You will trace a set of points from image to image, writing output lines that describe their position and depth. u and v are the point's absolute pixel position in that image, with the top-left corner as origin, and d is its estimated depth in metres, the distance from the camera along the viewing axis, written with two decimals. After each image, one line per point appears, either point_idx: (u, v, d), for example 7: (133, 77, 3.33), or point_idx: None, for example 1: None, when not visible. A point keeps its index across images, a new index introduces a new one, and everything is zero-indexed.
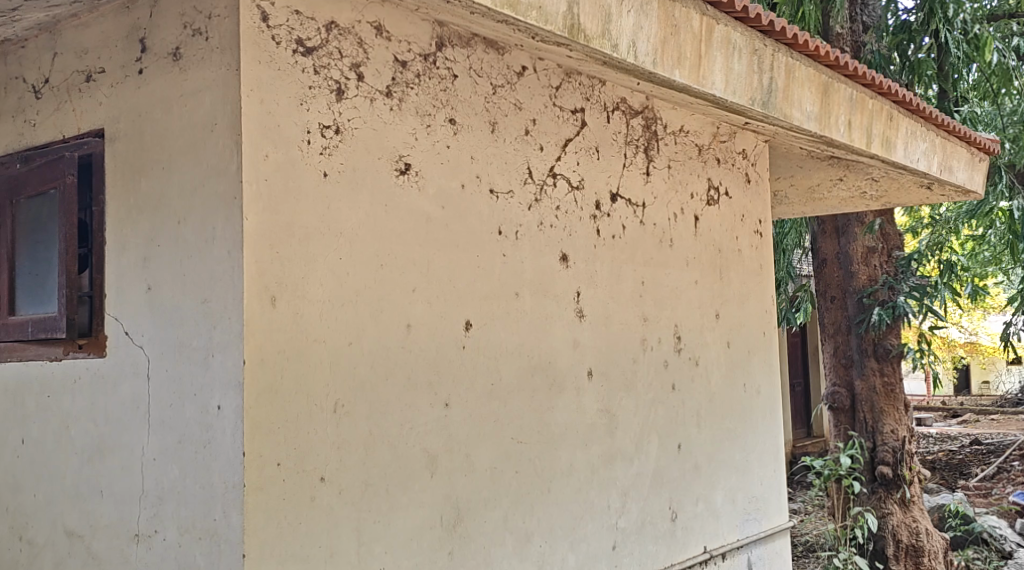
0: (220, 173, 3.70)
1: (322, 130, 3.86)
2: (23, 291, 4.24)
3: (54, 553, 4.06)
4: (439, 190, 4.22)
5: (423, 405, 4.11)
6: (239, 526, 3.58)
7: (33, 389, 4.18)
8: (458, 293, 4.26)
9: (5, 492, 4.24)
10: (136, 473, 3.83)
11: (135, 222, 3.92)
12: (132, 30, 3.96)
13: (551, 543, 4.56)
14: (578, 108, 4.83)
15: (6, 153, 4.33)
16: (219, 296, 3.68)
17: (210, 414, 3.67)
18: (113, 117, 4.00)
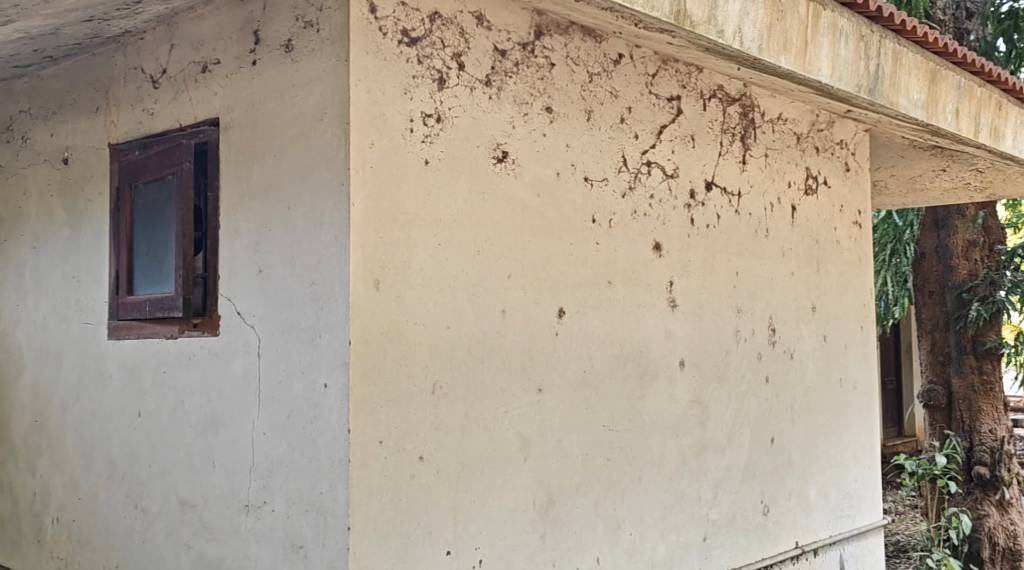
0: (328, 160, 3.82)
1: (424, 118, 3.96)
2: (140, 271, 4.43)
3: (167, 521, 4.23)
4: (536, 178, 4.29)
5: (516, 389, 4.19)
6: (345, 501, 3.70)
7: (150, 365, 4.36)
8: (553, 281, 4.33)
9: (121, 463, 4.44)
10: (247, 446, 3.99)
11: (247, 207, 4.07)
12: (247, 22, 4.10)
13: (641, 532, 4.61)
14: (674, 96, 4.86)
15: (128, 140, 4.53)
16: (326, 279, 3.80)
17: (317, 391, 3.80)
18: (228, 107, 4.15)
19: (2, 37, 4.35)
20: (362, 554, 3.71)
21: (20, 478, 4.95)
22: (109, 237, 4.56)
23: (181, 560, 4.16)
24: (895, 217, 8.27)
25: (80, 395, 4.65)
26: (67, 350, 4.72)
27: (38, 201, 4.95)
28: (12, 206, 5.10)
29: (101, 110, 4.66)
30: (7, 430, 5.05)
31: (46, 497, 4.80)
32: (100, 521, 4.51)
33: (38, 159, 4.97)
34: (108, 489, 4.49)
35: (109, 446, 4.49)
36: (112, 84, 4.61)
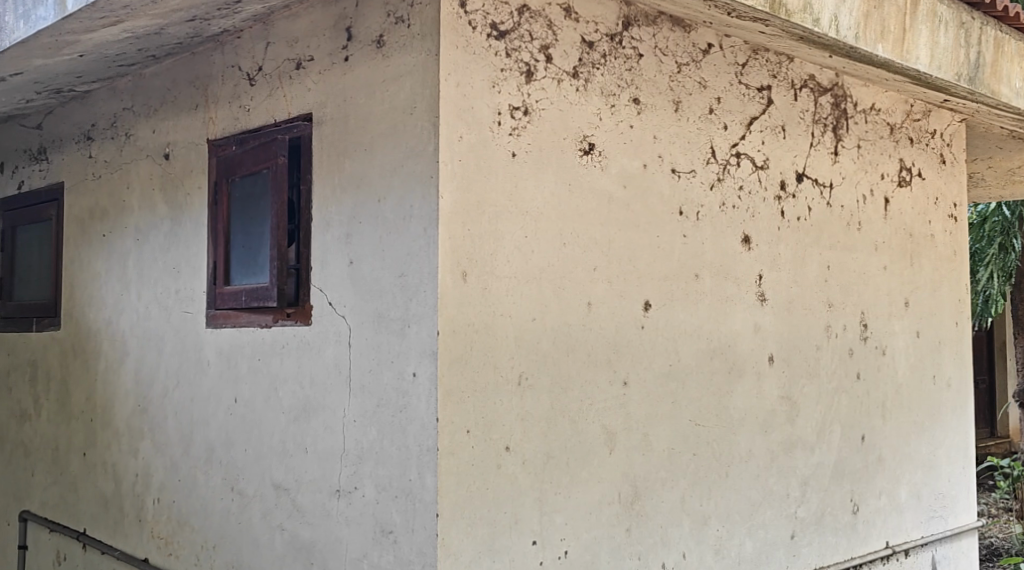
0: (418, 153, 3.88)
1: (511, 111, 4.00)
2: (237, 262, 4.55)
3: (262, 505, 4.33)
4: (623, 170, 4.30)
5: (602, 382, 4.20)
6: (433, 488, 3.75)
7: (246, 353, 4.46)
8: (639, 274, 4.33)
9: (218, 447, 4.56)
10: (338, 432, 4.07)
11: (339, 199, 4.14)
12: (340, 19, 4.18)
13: (728, 528, 4.58)
14: (764, 86, 4.81)
15: (225, 136, 4.65)
16: (415, 270, 3.85)
17: (406, 380, 3.86)
18: (321, 103, 4.23)
19: (109, 37, 4.49)
20: (450, 541, 3.76)
21: (122, 460, 5.10)
22: (207, 230, 4.69)
23: (275, 542, 4.26)
24: (1004, 209, 7.90)
25: (179, 381, 4.78)
26: (168, 336, 4.87)
27: (140, 195, 5.10)
28: (115, 200, 5.27)
29: (200, 107, 4.79)
30: (109, 413, 5.20)
31: (147, 478, 4.94)
32: (198, 502, 4.64)
33: (140, 155, 5.12)
34: (206, 472, 4.61)
35: (207, 429, 4.61)
36: (211, 82, 4.73)
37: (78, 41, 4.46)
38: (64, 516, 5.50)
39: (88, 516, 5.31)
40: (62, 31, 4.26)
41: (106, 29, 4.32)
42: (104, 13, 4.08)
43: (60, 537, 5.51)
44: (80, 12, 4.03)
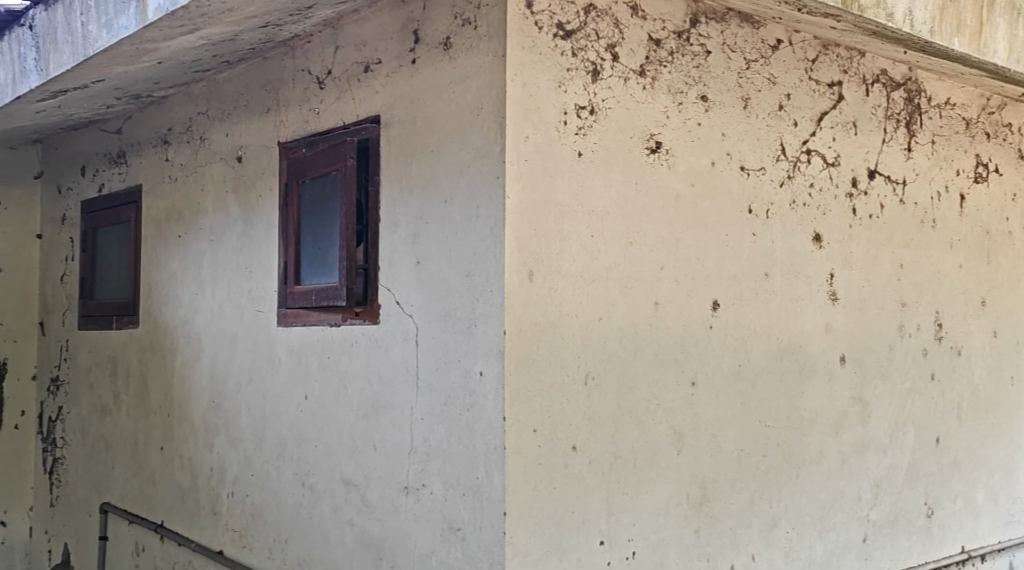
0: (485, 154, 3.89)
1: (578, 111, 3.99)
2: (307, 261, 4.60)
3: (332, 500, 4.38)
4: (691, 168, 4.27)
5: (670, 382, 4.17)
6: (501, 486, 3.76)
7: (316, 351, 4.51)
8: (707, 273, 4.30)
9: (289, 443, 4.61)
10: (406, 430, 4.09)
11: (406, 200, 4.17)
12: (408, 22, 4.21)
13: (799, 530, 4.53)
14: (835, 82, 4.75)
15: (295, 138, 4.71)
16: (482, 270, 3.87)
17: (473, 379, 3.87)
18: (389, 105, 4.27)
19: (186, 45, 4.57)
20: (518, 540, 3.76)
21: (198, 455, 5.19)
22: (278, 230, 4.76)
23: (346, 537, 4.30)
24: None
25: (252, 378, 4.85)
26: (241, 334, 4.94)
27: (215, 197, 5.19)
28: (190, 202, 5.36)
29: (271, 110, 4.85)
30: (186, 409, 5.29)
31: (222, 472, 5.01)
32: (271, 496, 4.70)
33: (215, 158, 5.21)
34: (278, 467, 4.67)
35: (279, 425, 4.67)
36: (282, 85, 4.79)
37: (157, 49, 4.55)
38: (142, 509, 5.60)
39: (166, 509, 5.41)
40: (143, 39, 4.34)
41: (184, 36, 4.40)
42: (182, 22, 4.15)
43: (138, 529, 5.61)
44: (161, 20, 4.11)
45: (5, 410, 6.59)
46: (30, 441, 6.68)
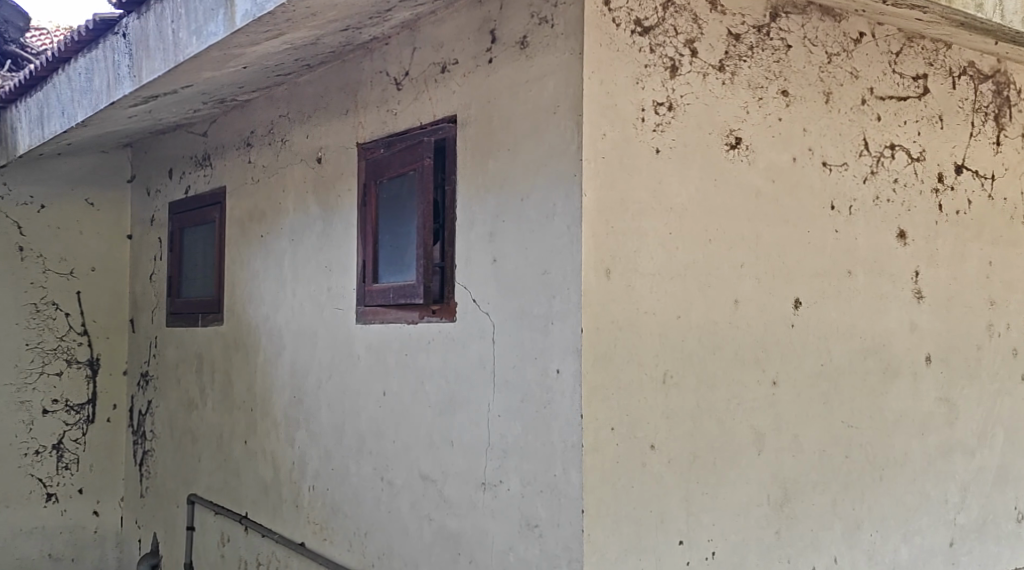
0: (562, 152, 3.88)
1: (656, 107, 3.97)
2: (385, 260, 4.63)
3: (410, 495, 4.40)
4: (771, 164, 4.20)
5: (750, 381, 4.12)
6: (579, 484, 3.74)
7: (394, 348, 4.54)
8: (789, 271, 4.23)
9: (368, 438, 4.65)
10: (483, 426, 4.10)
11: (483, 198, 4.18)
12: (485, 22, 4.22)
13: (882, 533, 4.44)
14: (920, 75, 4.64)
15: (373, 138, 4.75)
16: (559, 268, 3.86)
17: (550, 376, 3.86)
18: (466, 104, 4.28)
19: (269, 50, 4.64)
20: (596, 538, 3.74)
21: (280, 449, 5.25)
22: (357, 230, 4.80)
23: (424, 532, 4.32)
24: None
25: (331, 374, 4.91)
26: (321, 331, 5.00)
27: (295, 198, 5.25)
28: (272, 202, 5.44)
29: (350, 112, 4.90)
30: (268, 405, 5.37)
31: (303, 466, 5.07)
32: (350, 490, 4.74)
33: (295, 159, 5.27)
34: (357, 462, 4.71)
35: (358, 421, 4.72)
36: (360, 87, 4.83)
37: (243, 54, 4.62)
38: (227, 500, 5.69)
39: (250, 500, 5.48)
40: (230, 45, 4.41)
41: (269, 41, 4.46)
42: (267, 27, 4.21)
43: (223, 520, 5.70)
44: (249, 26, 4.16)
45: (97, 404, 6.78)
46: (121, 434, 6.86)
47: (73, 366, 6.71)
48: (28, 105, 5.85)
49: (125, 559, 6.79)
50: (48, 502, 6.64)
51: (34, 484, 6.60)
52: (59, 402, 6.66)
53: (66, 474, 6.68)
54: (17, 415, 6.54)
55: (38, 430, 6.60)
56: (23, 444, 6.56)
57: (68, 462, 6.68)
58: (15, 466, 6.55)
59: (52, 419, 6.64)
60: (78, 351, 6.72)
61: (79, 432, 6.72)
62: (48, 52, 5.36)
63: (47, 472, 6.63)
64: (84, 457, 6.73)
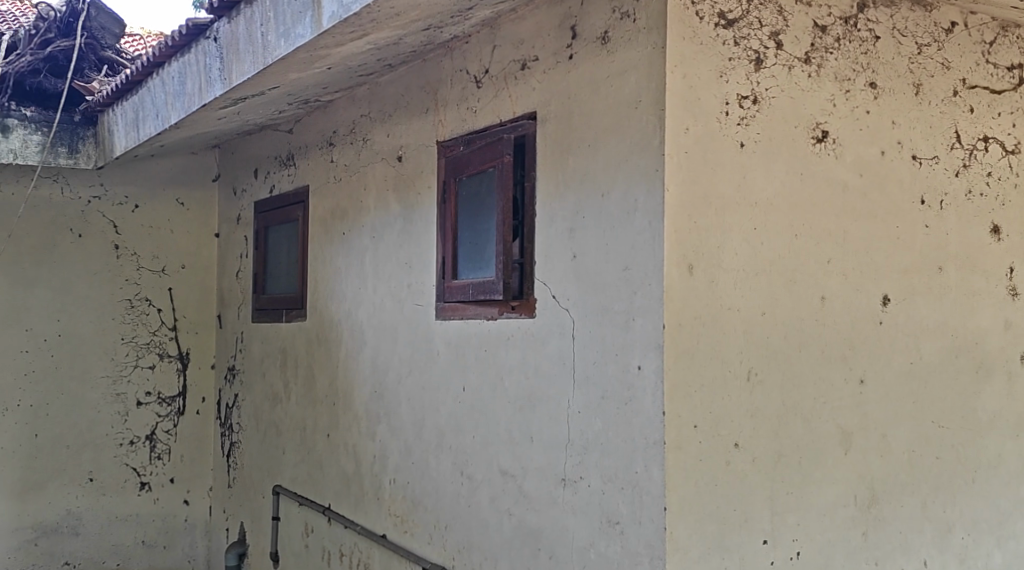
0: (643, 147, 3.84)
1: (740, 100, 3.91)
2: (464, 257, 4.63)
3: (490, 490, 4.39)
4: (859, 158, 4.12)
5: (837, 379, 4.03)
6: (661, 482, 3.70)
7: (473, 344, 4.53)
8: (877, 267, 4.14)
9: (448, 434, 4.65)
10: (563, 422, 4.07)
11: (564, 194, 4.15)
12: (565, 18, 4.19)
13: (974, 537, 4.31)
14: (1014, 64, 4.51)
15: (453, 136, 4.75)
16: (640, 264, 3.81)
17: (631, 373, 3.82)
18: (546, 101, 4.26)
19: (353, 51, 4.67)
20: (678, 536, 3.69)
21: (361, 443, 5.28)
22: (437, 227, 4.81)
23: (504, 526, 4.31)
24: None
25: (411, 369, 4.92)
26: (401, 327, 5.02)
27: (376, 196, 5.29)
28: (353, 201, 5.48)
29: (430, 111, 4.92)
30: (349, 400, 5.40)
31: (384, 459, 5.09)
32: (430, 484, 4.75)
33: (376, 158, 5.31)
34: (437, 457, 4.71)
35: (438, 416, 4.72)
36: (440, 86, 4.84)
37: (327, 55, 4.66)
38: (311, 491, 5.73)
39: (332, 492, 5.52)
40: (315, 47, 4.45)
41: (353, 42, 4.49)
42: (353, 28, 4.24)
43: (308, 511, 5.75)
44: (336, 28, 4.20)
45: (187, 396, 6.91)
46: (209, 426, 6.98)
47: (165, 360, 6.85)
48: (124, 108, 5.97)
49: (213, 548, 6.89)
50: (141, 490, 6.79)
51: (128, 473, 6.75)
52: (152, 395, 6.81)
53: (159, 464, 6.83)
54: (113, 406, 6.71)
55: (133, 420, 6.76)
56: (118, 434, 6.72)
57: (160, 452, 6.84)
58: (111, 455, 6.70)
59: (145, 411, 6.80)
60: (169, 345, 6.87)
61: (171, 423, 6.87)
62: (144, 57, 5.43)
63: (141, 462, 6.78)
64: (175, 447, 6.88)
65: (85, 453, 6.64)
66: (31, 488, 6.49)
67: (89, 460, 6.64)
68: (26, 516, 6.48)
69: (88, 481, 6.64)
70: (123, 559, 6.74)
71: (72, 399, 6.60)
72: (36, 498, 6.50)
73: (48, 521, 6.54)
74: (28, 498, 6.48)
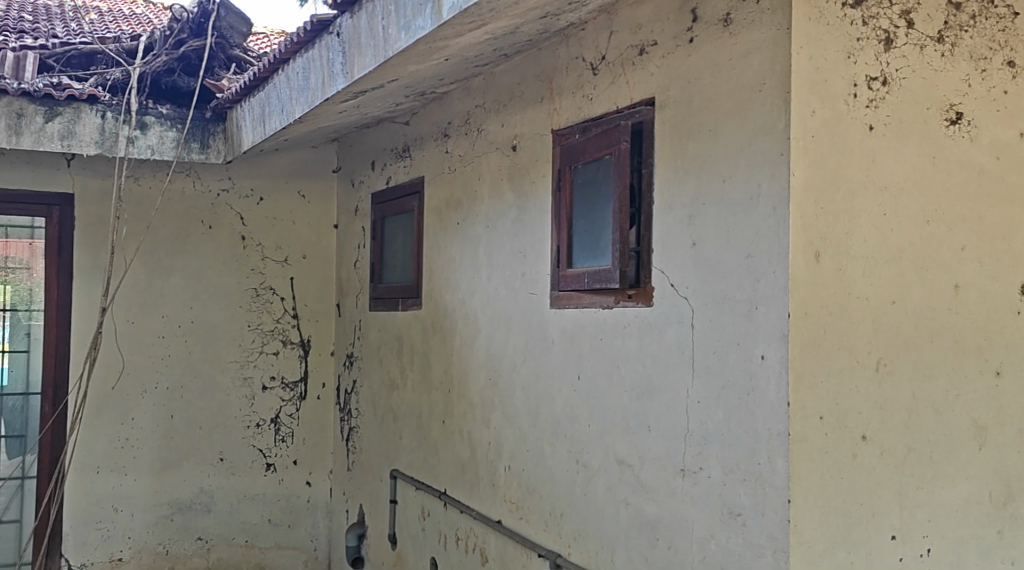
0: (767, 130, 3.72)
1: (869, 82, 3.78)
2: (579, 245, 4.55)
3: (607, 479, 4.33)
4: (995, 140, 3.98)
5: (971, 371, 3.89)
6: (785, 474, 3.59)
7: (589, 333, 4.47)
8: (1013, 255, 3.99)
9: (563, 422, 4.61)
10: (682, 412, 3.99)
11: (682, 180, 4.04)
12: (685, 1, 4.08)
13: None
14: None
15: (569, 124, 4.69)
16: (765, 250, 3.70)
17: (754, 362, 3.72)
18: (664, 86, 4.15)
19: (471, 40, 4.65)
20: (803, 529, 3.59)
21: (476, 431, 5.27)
22: (552, 216, 4.76)
23: (621, 516, 4.24)
24: None
25: (526, 358, 4.89)
26: (516, 316, 4.98)
27: (491, 186, 5.27)
28: (468, 190, 5.46)
29: (545, 99, 4.87)
30: (464, 388, 5.40)
31: (499, 446, 5.07)
32: (546, 473, 4.71)
33: (491, 148, 5.29)
34: (553, 444, 4.67)
35: (553, 405, 4.68)
36: (556, 74, 4.79)
37: (446, 46, 4.65)
38: (427, 476, 5.75)
39: (448, 477, 5.53)
40: (435, 38, 4.45)
41: (471, 32, 4.48)
42: (473, 18, 4.22)
43: (424, 495, 5.77)
44: (455, 18, 4.17)
45: (309, 381, 7.01)
46: (330, 411, 7.07)
47: (288, 347, 6.96)
48: (251, 104, 6.02)
49: (334, 530, 6.97)
50: (267, 471, 6.92)
51: (255, 454, 6.89)
52: (276, 379, 6.93)
53: (283, 446, 6.95)
54: (240, 391, 6.85)
55: (259, 404, 6.89)
56: (246, 416, 6.86)
57: (285, 435, 6.95)
58: (239, 437, 6.85)
59: (270, 395, 6.92)
60: (292, 332, 6.97)
61: (293, 407, 6.98)
62: (270, 54, 5.50)
63: (266, 444, 6.91)
64: (298, 431, 6.99)
65: (216, 434, 6.80)
66: (166, 466, 6.67)
67: (219, 441, 6.80)
68: (162, 493, 6.66)
69: (219, 461, 6.80)
70: (251, 537, 6.87)
71: (203, 383, 6.76)
72: (172, 475, 6.69)
73: (182, 498, 6.72)
74: (164, 475, 6.67)
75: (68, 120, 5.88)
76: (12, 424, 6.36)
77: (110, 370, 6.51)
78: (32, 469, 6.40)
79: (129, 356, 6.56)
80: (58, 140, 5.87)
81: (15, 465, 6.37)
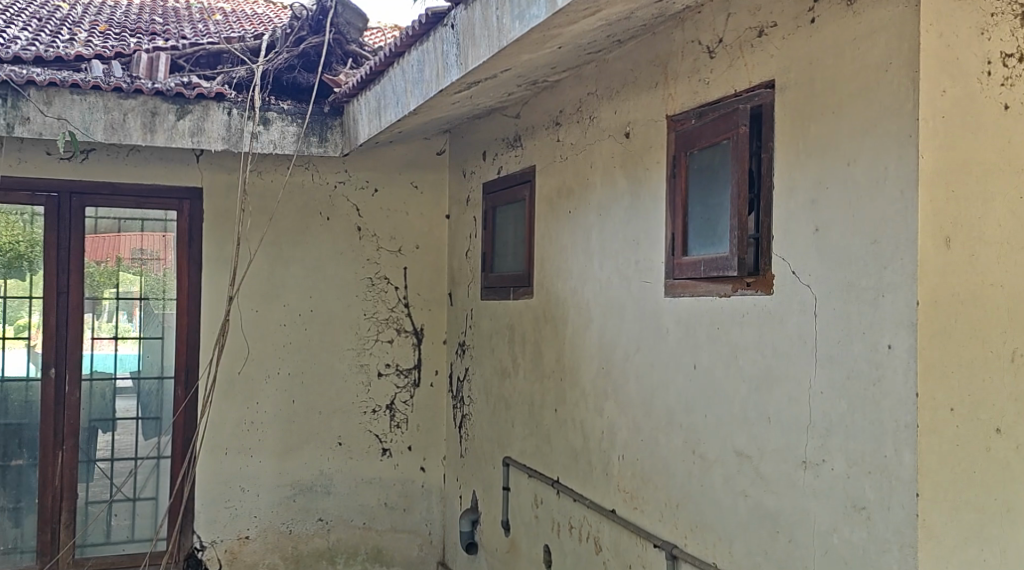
0: (895, 112, 3.58)
1: (1003, 59, 3.65)
2: (694, 232, 4.46)
3: (724, 470, 4.23)
4: None
5: None
6: (913, 467, 3.46)
7: (705, 321, 4.38)
8: None
9: (679, 412, 4.52)
10: (805, 404, 3.86)
11: (803, 165, 3.91)
12: None
13: None
14: None
15: (684, 110, 4.60)
16: (891, 236, 3.57)
17: (880, 352, 3.58)
18: (784, 68, 4.02)
19: (586, 27, 4.58)
20: (932, 524, 3.47)
21: (589, 420, 5.22)
22: (666, 202, 4.67)
23: (739, 507, 4.15)
24: None
25: (640, 346, 4.82)
26: (630, 305, 4.91)
27: (603, 173, 5.20)
28: (580, 177, 5.41)
29: (659, 85, 4.77)
30: (577, 376, 5.35)
31: (612, 435, 5.01)
32: (661, 463, 4.63)
33: (603, 135, 5.22)
34: (668, 433, 4.59)
35: (668, 394, 4.60)
36: (671, 59, 4.68)
37: (559, 34, 4.60)
38: (540, 464, 5.72)
39: (561, 465, 5.48)
40: (550, 26, 4.40)
41: (585, 20, 4.42)
42: (589, 4, 4.17)
43: (537, 482, 5.73)
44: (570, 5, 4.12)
45: (422, 369, 7.06)
46: (443, 398, 7.11)
47: (402, 335, 7.02)
48: (368, 98, 6.06)
49: (447, 515, 7.00)
50: (382, 456, 6.99)
51: (372, 439, 6.96)
52: (391, 366, 6.99)
53: (398, 432, 7.01)
54: (356, 377, 6.92)
55: (375, 391, 6.96)
56: (363, 402, 6.94)
57: (399, 421, 7.01)
58: (357, 422, 6.93)
59: (384, 383, 6.98)
60: (406, 321, 7.03)
61: (408, 394, 7.03)
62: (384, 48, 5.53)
63: (382, 429, 6.98)
64: (413, 417, 7.04)
65: (335, 420, 6.88)
66: (287, 451, 6.77)
67: (338, 426, 6.88)
68: (283, 477, 6.76)
69: (338, 445, 6.88)
70: (368, 520, 6.94)
71: (321, 370, 6.84)
72: (294, 459, 6.79)
73: (303, 480, 6.81)
74: (286, 459, 6.77)
75: (197, 117, 5.98)
76: (147, 407, 6.51)
77: (236, 356, 6.63)
78: (167, 450, 6.55)
79: (252, 343, 6.67)
80: (188, 136, 5.96)
81: (151, 445, 6.52)
